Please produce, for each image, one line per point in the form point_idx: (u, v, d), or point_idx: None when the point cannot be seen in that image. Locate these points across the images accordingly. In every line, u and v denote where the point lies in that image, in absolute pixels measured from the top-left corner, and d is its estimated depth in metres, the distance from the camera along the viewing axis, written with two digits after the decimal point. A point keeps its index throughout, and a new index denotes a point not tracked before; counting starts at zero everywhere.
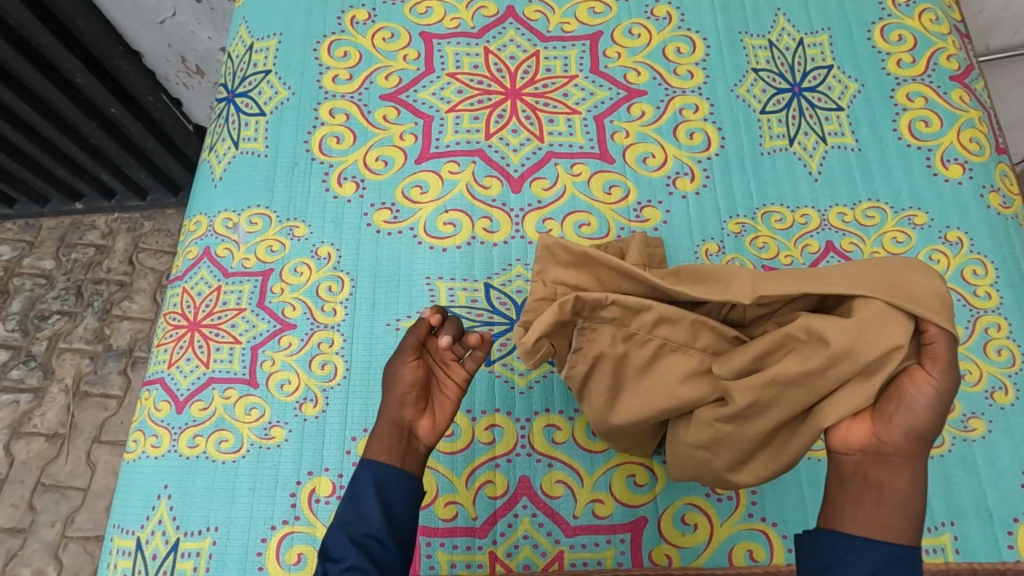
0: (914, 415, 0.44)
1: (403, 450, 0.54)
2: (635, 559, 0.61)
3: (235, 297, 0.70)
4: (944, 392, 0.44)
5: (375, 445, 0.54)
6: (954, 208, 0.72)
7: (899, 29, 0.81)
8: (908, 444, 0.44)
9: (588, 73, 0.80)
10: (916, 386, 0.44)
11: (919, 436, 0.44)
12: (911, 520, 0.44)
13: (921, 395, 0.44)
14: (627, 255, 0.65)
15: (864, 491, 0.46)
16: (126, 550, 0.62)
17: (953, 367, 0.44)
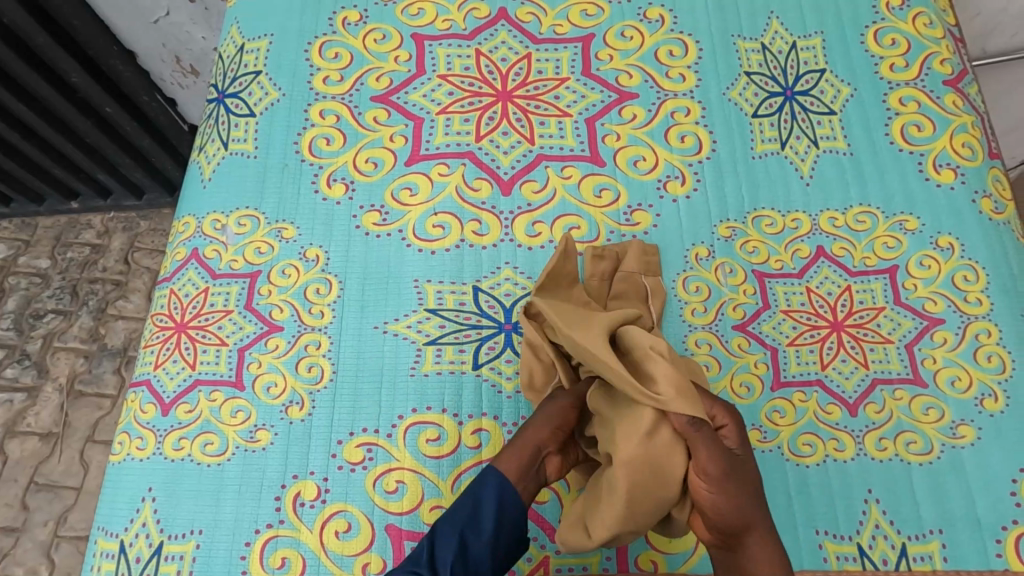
0: (724, 507, 0.52)
1: (527, 472, 0.57)
2: (621, 564, 0.61)
3: (223, 298, 0.70)
4: (709, 484, 0.52)
5: (506, 461, 0.57)
6: (947, 213, 0.71)
7: (893, 33, 0.80)
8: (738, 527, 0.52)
9: (580, 76, 0.79)
10: (704, 482, 0.52)
11: (740, 515, 0.52)
12: None
13: (704, 487, 0.52)
14: (624, 261, 0.69)
15: (729, 574, 0.54)
16: (111, 552, 0.62)
17: (676, 452, 0.53)
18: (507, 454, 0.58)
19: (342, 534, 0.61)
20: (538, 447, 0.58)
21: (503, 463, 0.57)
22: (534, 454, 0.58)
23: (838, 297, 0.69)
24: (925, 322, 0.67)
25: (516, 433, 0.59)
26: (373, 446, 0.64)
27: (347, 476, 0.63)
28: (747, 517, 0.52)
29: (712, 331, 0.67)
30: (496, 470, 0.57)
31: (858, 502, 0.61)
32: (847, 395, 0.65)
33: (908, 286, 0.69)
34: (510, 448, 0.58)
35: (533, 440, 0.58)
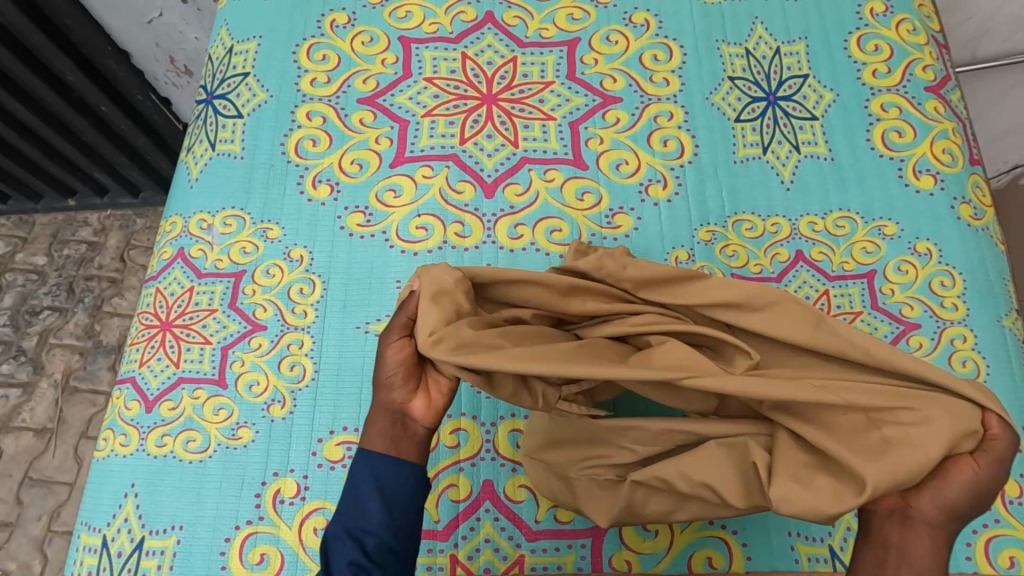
0: (948, 495, 0.43)
1: (398, 435, 0.50)
2: (595, 564, 0.61)
3: (207, 298, 0.71)
4: (984, 483, 0.43)
5: (370, 433, 0.50)
6: (926, 219, 0.72)
7: (876, 40, 0.81)
8: (939, 519, 0.43)
9: (564, 79, 0.80)
10: (960, 466, 0.44)
11: (954, 506, 0.43)
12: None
13: (971, 475, 0.43)
14: None
15: (887, 551, 0.44)
16: (92, 547, 0.63)
17: (1000, 463, 0.44)
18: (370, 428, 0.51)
19: (321, 531, 0.62)
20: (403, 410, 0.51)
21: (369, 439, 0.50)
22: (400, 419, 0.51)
23: (816, 301, 0.69)
24: (902, 327, 0.68)
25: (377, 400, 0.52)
26: (352, 445, 0.64)
27: (327, 474, 0.63)
28: (956, 513, 0.43)
29: None
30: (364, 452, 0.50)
31: None
32: None
33: (886, 290, 0.69)
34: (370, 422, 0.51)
35: (393, 401, 0.50)
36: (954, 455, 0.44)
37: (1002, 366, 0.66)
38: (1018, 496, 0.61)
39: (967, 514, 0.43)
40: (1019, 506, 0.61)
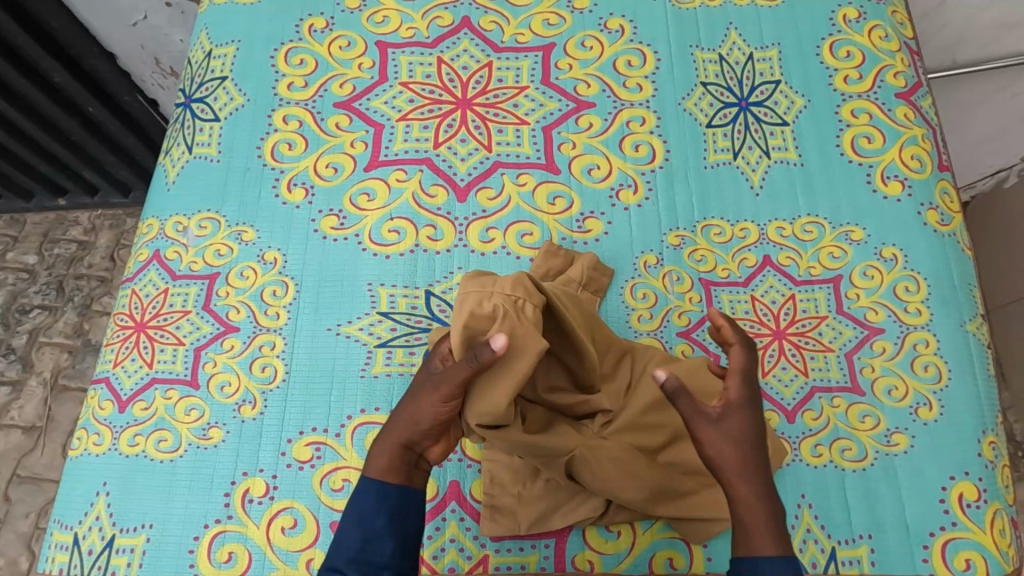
0: (712, 457, 0.51)
1: (401, 465, 0.54)
2: (558, 564, 0.62)
3: (181, 299, 0.72)
4: (732, 433, 0.52)
5: (375, 463, 0.54)
6: (892, 224, 0.73)
7: (848, 46, 0.81)
8: (733, 477, 0.50)
9: (539, 84, 0.81)
10: (708, 434, 0.51)
11: (732, 464, 0.51)
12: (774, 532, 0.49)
13: (722, 436, 0.51)
14: (571, 269, 0.70)
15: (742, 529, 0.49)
16: (64, 544, 0.64)
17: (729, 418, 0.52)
18: (373, 456, 0.55)
19: (288, 530, 0.63)
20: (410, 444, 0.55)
21: (373, 467, 0.54)
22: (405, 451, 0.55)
23: (782, 306, 0.70)
24: (866, 331, 0.68)
25: (381, 434, 0.56)
26: (321, 445, 0.65)
27: (295, 474, 0.64)
28: (738, 464, 0.50)
29: (657, 337, 0.69)
30: (370, 477, 0.54)
31: (791, 507, 0.63)
32: (786, 402, 0.66)
33: (851, 295, 0.70)
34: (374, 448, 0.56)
35: (402, 437, 0.54)
36: (697, 427, 0.51)
37: (964, 371, 0.67)
38: (976, 499, 0.62)
39: (754, 460, 0.51)
40: (976, 509, 0.62)
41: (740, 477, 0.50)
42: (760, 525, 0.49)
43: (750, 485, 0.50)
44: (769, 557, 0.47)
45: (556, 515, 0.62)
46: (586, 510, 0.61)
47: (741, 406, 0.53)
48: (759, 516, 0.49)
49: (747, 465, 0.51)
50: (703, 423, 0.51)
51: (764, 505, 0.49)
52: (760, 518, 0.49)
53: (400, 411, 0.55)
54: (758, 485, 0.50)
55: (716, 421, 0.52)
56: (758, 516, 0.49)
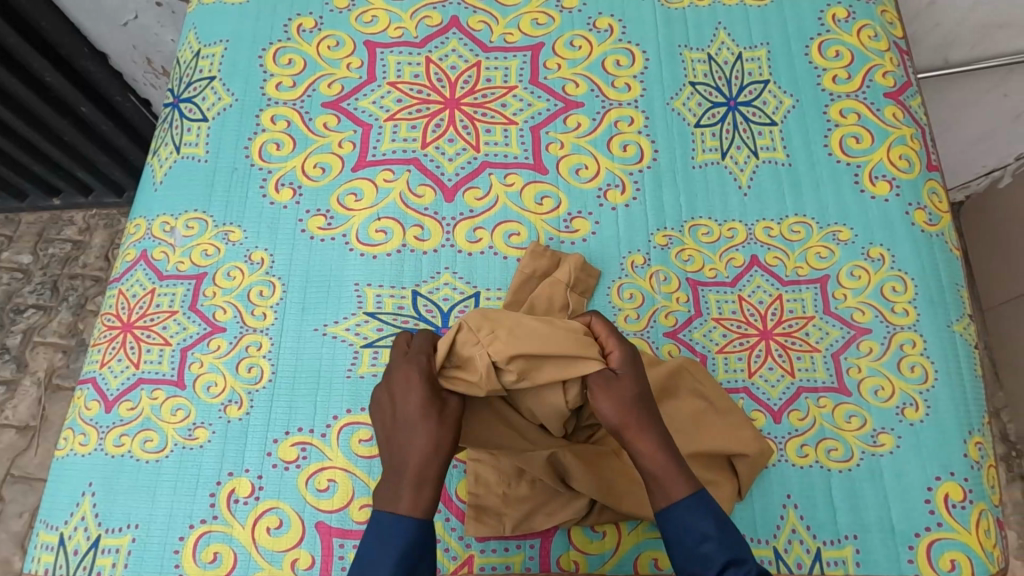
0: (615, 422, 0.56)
1: (435, 497, 0.54)
2: (543, 564, 0.62)
3: (168, 299, 0.72)
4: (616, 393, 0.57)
5: (407, 501, 0.53)
6: (879, 224, 0.72)
7: (837, 46, 0.81)
8: (636, 436, 0.55)
9: (527, 84, 0.81)
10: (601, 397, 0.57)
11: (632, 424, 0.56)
12: (675, 475, 0.54)
13: (610, 399, 0.56)
14: (559, 271, 0.70)
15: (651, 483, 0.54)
16: (50, 545, 0.64)
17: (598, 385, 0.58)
18: (400, 493, 0.53)
19: (273, 530, 0.63)
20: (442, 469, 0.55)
21: (404, 507, 0.53)
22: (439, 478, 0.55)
23: (769, 306, 0.70)
24: (852, 331, 0.68)
25: (400, 470, 0.54)
26: (308, 446, 0.65)
27: (281, 474, 0.64)
28: (637, 423, 0.56)
29: (643, 337, 0.69)
30: (400, 518, 0.52)
31: (776, 507, 0.63)
32: (772, 402, 0.66)
33: (838, 295, 0.70)
34: (396, 484, 0.54)
35: (431, 464, 0.54)
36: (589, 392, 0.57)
37: (951, 371, 0.67)
38: (961, 499, 0.62)
39: (631, 416, 0.56)
40: (962, 509, 0.62)
41: (642, 434, 0.55)
42: (669, 473, 0.54)
43: (648, 440, 0.55)
44: (680, 498, 0.53)
45: (540, 515, 0.63)
46: (572, 511, 0.62)
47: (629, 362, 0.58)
48: (662, 465, 0.54)
49: (647, 423, 0.56)
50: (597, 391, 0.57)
51: (665, 457, 0.54)
52: (662, 470, 0.54)
53: (408, 448, 0.55)
54: (659, 437, 0.55)
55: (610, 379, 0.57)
56: (662, 465, 0.54)
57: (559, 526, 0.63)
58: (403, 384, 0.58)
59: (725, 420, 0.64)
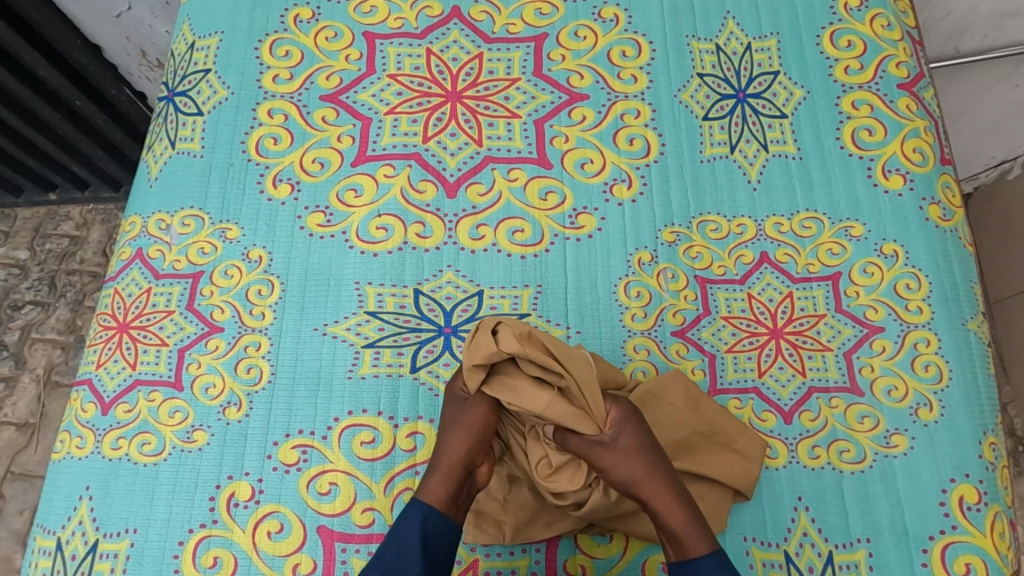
0: (624, 474, 0.56)
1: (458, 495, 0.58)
2: (549, 567, 0.61)
3: (165, 299, 0.70)
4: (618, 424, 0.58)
5: (432, 489, 0.57)
6: (892, 219, 0.71)
7: (849, 35, 0.79)
8: (655, 496, 0.56)
9: (530, 76, 0.78)
10: (605, 457, 0.57)
11: (647, 480, 0.56)
12: (695, 534, 0.54)
13: (613, 453, 0.57)
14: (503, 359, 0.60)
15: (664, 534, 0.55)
16: (47, 550, 0.63)
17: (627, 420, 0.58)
18: (428, 483, 0.58)
19: (274, 534, 0.61)
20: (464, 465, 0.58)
21: (428, 492, 0.57)
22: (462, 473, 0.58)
23: (779, 304, 0.68)
24: (865, 330, 0.67)
25: (433, 461, 0.59)
26: (309, 448, 0.64)
27: (281, 477, 0.63)
28: (651, 478, 0.56)
29: (651, 336, 0.67)
30: (422, 500, 0.57)
31: (786, 509, 0.62)
32: (782, 403, 0.65)
33: (850, 293, 0.68)
34: (427, 472, 0.58)
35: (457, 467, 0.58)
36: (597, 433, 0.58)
37: (966, 370, 0.65)
38: (976, 502, 0.61)
39: (649, 467, 0.57)
40: (977, 512, 0.61)
41: (663, 498, 0.56)
42: (686, 526, 0.54)
43: (663, 493, 0.56)
44: (707, 556, 0.53)
45: (538, 523, 0.61)
46: (571, 522, 0.61)
47: (625, 421, 0.58)
48: (681, 519, 0.55)
49: (662, 479, 0.56)
50: (601, 449, 0.57)
51: (683, 514, 0.55)
52: (683, 523, 0.54)
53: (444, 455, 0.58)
54: (675, 490, 0.56)
55: (613, 443, 0.57)
56: (681, 522, 0.54)
57: (563, 534, 0.61)
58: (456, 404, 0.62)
59: (723, 436, 0.62)
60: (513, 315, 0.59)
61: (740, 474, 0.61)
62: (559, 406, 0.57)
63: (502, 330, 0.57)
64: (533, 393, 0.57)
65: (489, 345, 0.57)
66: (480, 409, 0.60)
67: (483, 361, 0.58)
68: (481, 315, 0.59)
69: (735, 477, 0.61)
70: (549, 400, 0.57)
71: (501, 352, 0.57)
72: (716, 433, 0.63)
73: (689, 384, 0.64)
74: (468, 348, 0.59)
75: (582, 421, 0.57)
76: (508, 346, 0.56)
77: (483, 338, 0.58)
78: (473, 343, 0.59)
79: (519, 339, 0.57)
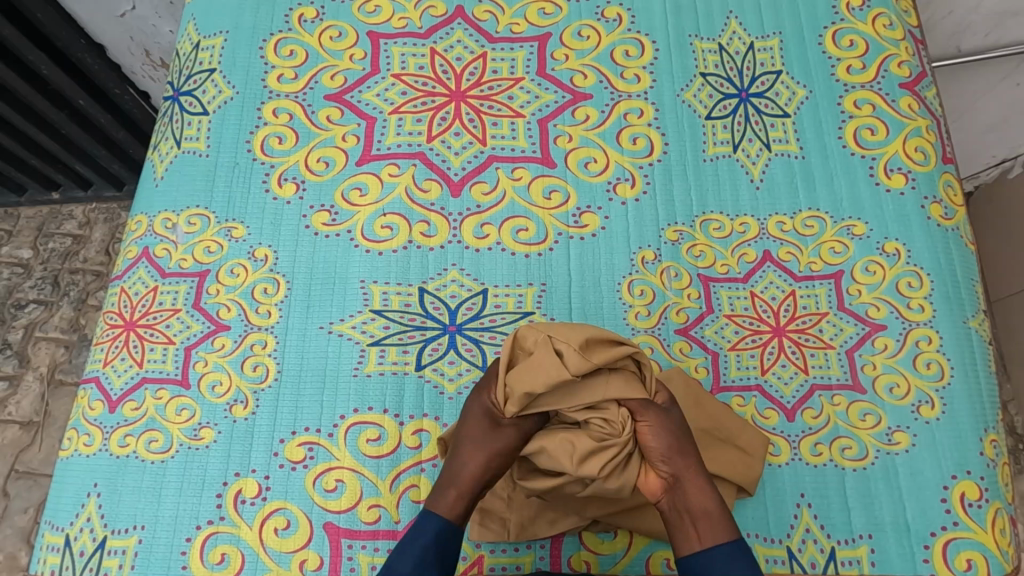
0: (662, 446, 0.57)
1: (470, 506, 0.59)
2: (554, 563, 0.62)
3: (171, 298, 0.70)
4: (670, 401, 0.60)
5: (442, 501, 0.58)
6: (894, 218, 0.71)
7: (851, 35, 0.79)
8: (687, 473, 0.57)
9: (534, 76, 0.79)
10: (653, 425, 0.58)
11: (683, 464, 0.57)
12: (717, 520, 0.55)
13: (661, 426, 0.57)
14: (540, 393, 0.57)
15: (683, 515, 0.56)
16: (56, 546, 0.63)
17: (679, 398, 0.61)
18: (442, 493, 0.58)
19: (281, 531, 0.62)
20: (477, 484, 0.58)
21: (442, 506, 0.58)
22: (477, 490, 0.59)
23: (782, 302, 0.69)
24: (867, 328, 0.67)
25: (450, 475, 0.59)
26: (315, 446, 0.64)
27: (288, 474, 0.64)
28: (688, 463, 0.58)
29: (654, 335, 0.68)
30: (437, 513, 0.58)
31: (789, 505, 0.62)
32: (785, 400, 0.65)
33: (852, 291, 0.69)
34: (441, 486, 0.59)
35: (472, 483, 0.58)
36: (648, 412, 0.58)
37: (967, 368, 0.66)
38: (978, 498, 0.61)
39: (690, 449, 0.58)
40: (978, 508, 0.61)
41: (697, 485, 0.57)
42: (714, 512, 0.56)
43: (696, 476, 0.57)
44: (725, 543, 0.54)
45: (543, 521, 0.61)
46: (575, 521, 0.61)
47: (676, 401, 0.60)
48: (712, 505, 0.56)
49: (698, 462, 0.58)
50: (651, 417, 0.58)
51: (716, 499, 0.56)
52: (715, 507, 0.56)
53: (460, 471, 0.58)
54: (705, 476, 0.58)
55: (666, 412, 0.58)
56: (710, 504, 0.56)
57: (567, 531, 0.62)
58: (479, 420, 0.59)
59: (724, 433, 0.63)
60: (561, 330, 0.57)
61: (740, 471, 0.61)
62: (619, 381, 0.58)
63: (562, 347, 0.56)
64: (593, 388, 0.57)
65: (557, 367, 0.55)
66: (509, 435, 0.59)
67: (549, 384, 0.55)
68: (525, 335, 0.58)
69: (736, 475, 0.61)
70: (606, 381, 0.57)
71: (571, 373, 0.55)
72: (717, 430, 0.63)
73: (687, 379, 0.64)
74: (523, 368, 0.56)
75: (637, 386, 0.58)
76: (577, 365, 0.55)
77: (546, 360, 0.55)
78: (535, 364, 0.56)
79: (584, 354, 0.56)
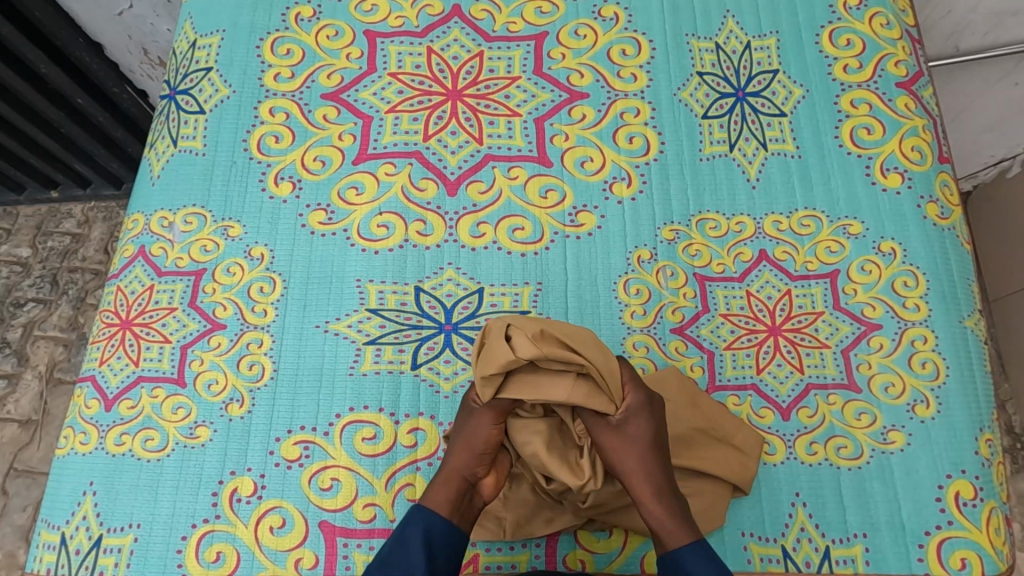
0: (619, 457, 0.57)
1: (460, 500, 0.58)
2: (549, 562, 0.62)
3: (167, 296, 0.70)
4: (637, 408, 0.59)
5: (433, 495, 0.58)
6: (890, 218, 0.71)
7: (848, 34, 0.79)
8: (641, 486, 0.57)
9: (531, 74, 0.79)
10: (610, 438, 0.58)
11: (637, 472, 0.57)
12: (673, 528, 0.55)
13: (620, 439, 0.57)
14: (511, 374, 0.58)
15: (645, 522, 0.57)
16: (52, 544, 0.63)
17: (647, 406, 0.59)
18: (431, 487, 0.59)
19: (277, 529, 0.62)
20: (466, 475, 0.59)
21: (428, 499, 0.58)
22: (463, 483, 0.59)
23: (778, 301, 0.69)
24: (863, 327, 0.67)
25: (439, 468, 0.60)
26: (310, 444, 0.65)
27: (284, 473, 0.64)
28: (643, 473, 0.57)
29: (650, 334, 0.68)
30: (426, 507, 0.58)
31: (784, 505, 0.62)
32: (780, 400, 0.65)
33: (849, 290, 0.69)
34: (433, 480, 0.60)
35: (459, 474, 0.59)
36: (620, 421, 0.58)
37: (963, 367, 0.66)
38: (972, 498, 0.61)
39: (647, 462, 0.57)
40: (973, 508, 0.61)
41: (652, 494, 0.56)
42: (665, 520, 0.56)
43: (651, 485, 0.57)
44: (681, 548, 0.54)
45: (539, 520, 0.61)
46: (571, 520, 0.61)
47: (641, 410, 0.58)
48: (662, 513, 0.56)
49: (655, 471, 0.57)
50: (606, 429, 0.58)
51: (666, 508, 0.56)
52: (664, 516, 0.56)
53: (447, 464, 0.59)
54: (663, 482, 0.57)
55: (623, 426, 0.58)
56: (663, 514, 0.56)
57: (563, 530, 0.62)
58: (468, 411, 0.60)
59: (718, 432, 0.63)
60: (520, 318, 0.57)
61: (737, 469, 0.61)
62: (582, 387, 0.57)
63: (513, 333, 0.56)
64: (552, 384, 0.57)
65: (505, 353, 0.55)
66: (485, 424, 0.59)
67: (501, 370, 0.56)
68: (490, 323, 0.58)
69: (732, 473, 0.61)
70: (571, 384, 0.57)
71: (519, 359, 0.55)
72: (712, 429, 0.63)
73: (683, 379, 0.65)
74: (482, 356, 0.57)
75: (597, 396, 0.57)
76: (525, 351, 0.55)
77: (496, 346, 0.56)
78: (488, 352, 0.57)
79: (534, 341, 0.55)
